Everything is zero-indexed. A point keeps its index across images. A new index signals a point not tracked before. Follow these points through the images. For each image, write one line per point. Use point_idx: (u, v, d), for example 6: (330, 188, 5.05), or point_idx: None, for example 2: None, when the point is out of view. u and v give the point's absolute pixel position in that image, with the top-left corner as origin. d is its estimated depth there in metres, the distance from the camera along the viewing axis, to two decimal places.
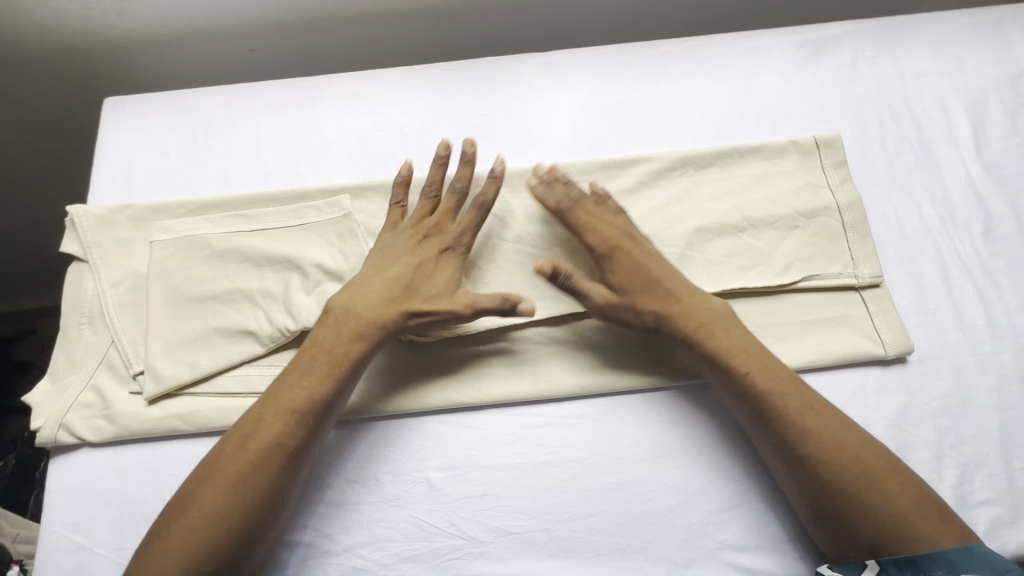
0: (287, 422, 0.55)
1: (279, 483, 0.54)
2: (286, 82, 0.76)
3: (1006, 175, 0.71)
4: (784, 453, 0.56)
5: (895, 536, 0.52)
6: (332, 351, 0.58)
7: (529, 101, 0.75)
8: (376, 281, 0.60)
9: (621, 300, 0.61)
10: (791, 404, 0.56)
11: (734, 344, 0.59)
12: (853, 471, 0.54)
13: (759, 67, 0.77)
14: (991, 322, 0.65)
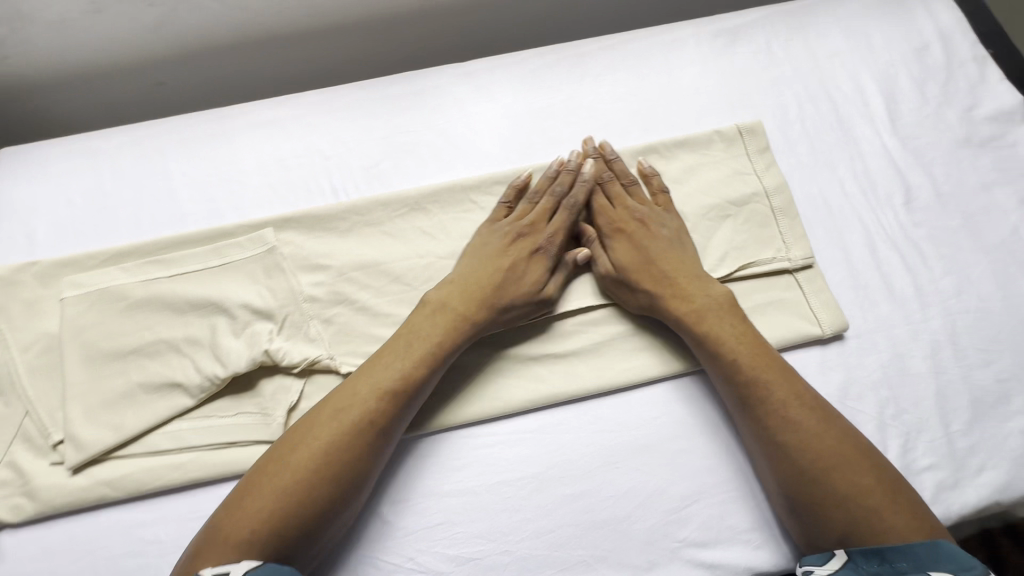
0: (385, 404, 0.54)
1: (355, 471, 0.52)
2: (202, 119, 0.73)
3: (921, 145, 0.73)
4: (767, 437, 0.56)
5: (865, 527, 0.51)
6: (426, 337, 0.58)
7: (458, 112, 0.73)
8: (488, 275, 0.62)
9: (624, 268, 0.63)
10: (784, 390, 0.57)
11: (733, 329, 0.60)
12: (838, 456, 0.54)
13: (677, 60, 0.77)
14: (922, 290, 0.66)
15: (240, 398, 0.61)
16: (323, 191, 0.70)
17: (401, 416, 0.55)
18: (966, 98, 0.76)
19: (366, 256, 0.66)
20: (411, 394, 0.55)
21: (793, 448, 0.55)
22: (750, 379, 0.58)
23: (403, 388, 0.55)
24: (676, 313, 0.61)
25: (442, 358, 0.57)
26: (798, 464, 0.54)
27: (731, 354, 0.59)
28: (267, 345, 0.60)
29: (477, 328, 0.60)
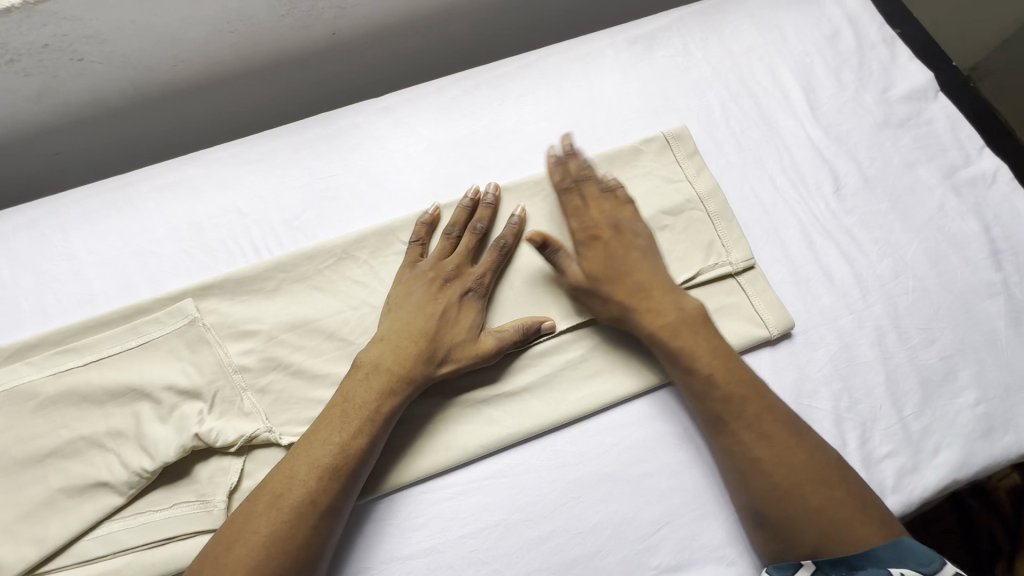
0: (326, 482, 0.52)
1: (305, 557, 0.50)
2: (103, 187, 0.68)
3: (843, 131, 0.74)
4: (738, 454, 0.55)
5: (833, 539, 0.51)
6: (360, 404, 0.55)
7: (378, 148, 0.70)
8: (418, 326, 0.59)
9: (598, 277, 0.62)
10: (750, 409, 0.56)
11: (704, 345, 0.58)
12: (790, 476, 0.53)
13: (597, 71, 0.76)
14: (859, 277, 0.67)
15: (174, 487, 0.57)
16: (244, 251, 0.66)
17: (346, 491, 0.53)
18: (881, 79, 0.76)
19: (297, 315, 0.62)
20: (353, 467, 0.53)
21: (759, 467, 0.54)
22: (721, 398, 0.56)
23: (343, 462, 0.53)
24: (650, 329, 0.60)
25: (380, 423, 0.55)
26: (766, 484, 0.54)
27: (696, 374, 0.58)
28: (198, 428, 0.56)
29: (413, 386, 0.57)
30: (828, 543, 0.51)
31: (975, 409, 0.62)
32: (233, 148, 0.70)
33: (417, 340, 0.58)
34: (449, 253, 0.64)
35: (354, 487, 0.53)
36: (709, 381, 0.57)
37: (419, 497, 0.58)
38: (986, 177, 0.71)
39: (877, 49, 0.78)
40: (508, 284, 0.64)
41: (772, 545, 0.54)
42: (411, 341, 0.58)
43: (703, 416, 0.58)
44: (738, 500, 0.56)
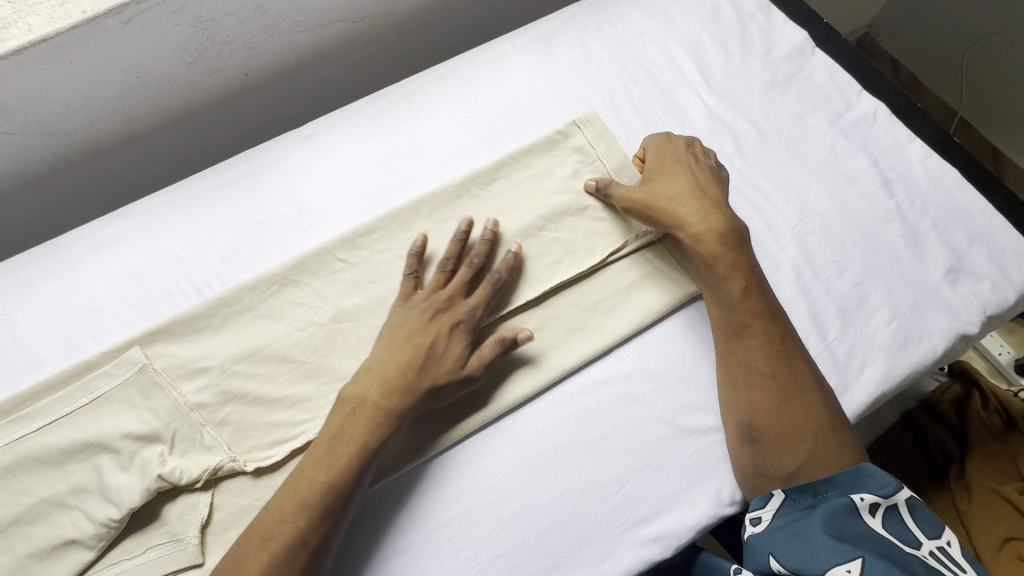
0: (314, 519, 0.53)
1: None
2: (33, 255, 0.69)
3: (736, 95, 0.80)
4: (745, 386, 0.60)
5: (813, 463, 0.57)
6: (348, 441, 0.56)
7: (306, 175, 0.73)
8: (401, 360, 0.59)
9: (658, 176, 0.69)
10: (761, 332, 0.61)
11: (737, 267, 0.63)
12: (791, 392, 0.59)
13: (504, 74, 0.80)
14: (770, 223, 0.72)
15: (145, 533, 0.57)
16: (186, 293, 0.67)
17: (334, 526, 0.54)
18: (763, 44, 0.83)
19: (246, 346, 0.64)
20: (342, 502, 0.54)
21: (762, 385, 0.59)
22: (744, 310, 0.62)
23: (332, 498, 0.54)
24: (692, 235, 0.64)
25: (368, 459, 0.55)
26: (764, 400, 0.59)
27: (720, 288, 0.63)
28: (161, 469, 0.57)
29: (399, 420, 0.57)
30: (809, 465, 0.57)
31: (891, 326, 0.67)
32: (164, 199, 0.72)
33: (402, 375, 0.58)
34: (444, 283, 0.64)
35: (343, 521, 0.54)
36: (725, 291, 0.63)
37: (397, 490, 0.59)
38: (869, 116, 0.78)
39: (755, 17, 0.85)
40: (497, 312, 0.65)
41: (756, 464, 0.59)
42: (399, 375, 0.58)
43: (724, 326, 0.63)
44: (733, 419, 0.61)
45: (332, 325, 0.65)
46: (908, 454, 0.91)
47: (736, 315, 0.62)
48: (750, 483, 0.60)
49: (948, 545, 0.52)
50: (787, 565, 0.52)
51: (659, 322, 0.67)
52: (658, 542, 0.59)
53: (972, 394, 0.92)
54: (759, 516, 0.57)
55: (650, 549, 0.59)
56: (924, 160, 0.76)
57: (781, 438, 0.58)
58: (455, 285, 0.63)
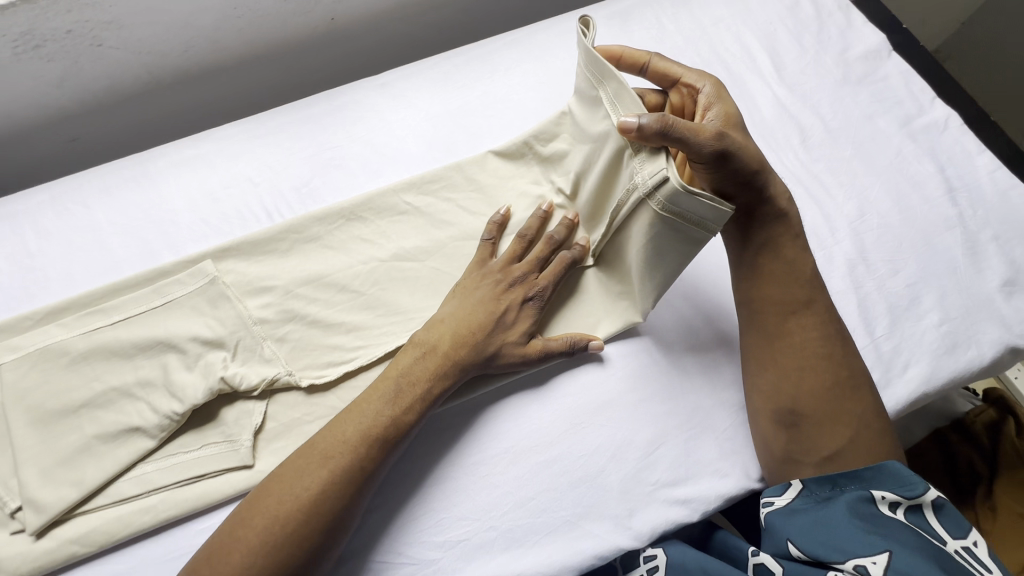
0: (376, 451, 0.55)
1: (349, 514, 0.54)
2: (119, 165, 0.73)
3: (807, 89, 0.80)
4: (793, 370, 0.60)
5: (852, 445, 0.58)
6: (416, 381, 0.58)
7: (378, 120, 0.76)
8: (478, 320, 0.61)
9: (734, 127, 0.58)
10: (814, 317, 0.61)
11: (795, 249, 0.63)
12: (840, 380, 0.60)
13: (579, 46, 0.82)
14: (829, 216, 0.72)
15: (202, 430, 0.60)
16: (258, 217, 0.71)
17: (387, 460, 0.56)
18: (839, 42, 0.83)
19: (309, 271, 0.67)
20: (401, 438, 0.57)
21: (813, 370, 0.60)
22: (802, 289, 0.62)
23: (394, 432, 0.56)
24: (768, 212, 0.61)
25: (432, 402, 0.58)
26: (818, 384, 0.60)
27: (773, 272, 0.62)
28: (223, 373, 0.60)
29: (463, 372, 0.60)
30: (847, 453, 0.58)
31: (940, 329, 0.68)
32: (243, 128, 0.75)
33: (478, 333, 0.61)
34: (519, 257, 0.65)
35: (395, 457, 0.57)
36: (790, 274, 0.61)
37: (483, 402, 0.63)
38: (940, 123, 0.78)
39: (833, 16, 0.85)
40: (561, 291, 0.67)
41: (788, 449, 0.60)
42: (468, 331, 0.61)
43: (782, 299, 0.61)
44: (772, 404, 0.60)
45: (393, 262, 0.68)
46: (933, 471, 0.90)
47: (792, 300, 0.61)
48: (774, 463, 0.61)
49: (974, 546, 0.52)
50: (804, 548, 0.54)
51: (707, 297, 0.69)
52: (686, 505, 0.60)
53: (1008, 419, 0.89)
54: (772, 501, 0.58)
55: (677, 510, 0.60)
56: (992, 172, 0.76)
57: (825, 421, 0.59)
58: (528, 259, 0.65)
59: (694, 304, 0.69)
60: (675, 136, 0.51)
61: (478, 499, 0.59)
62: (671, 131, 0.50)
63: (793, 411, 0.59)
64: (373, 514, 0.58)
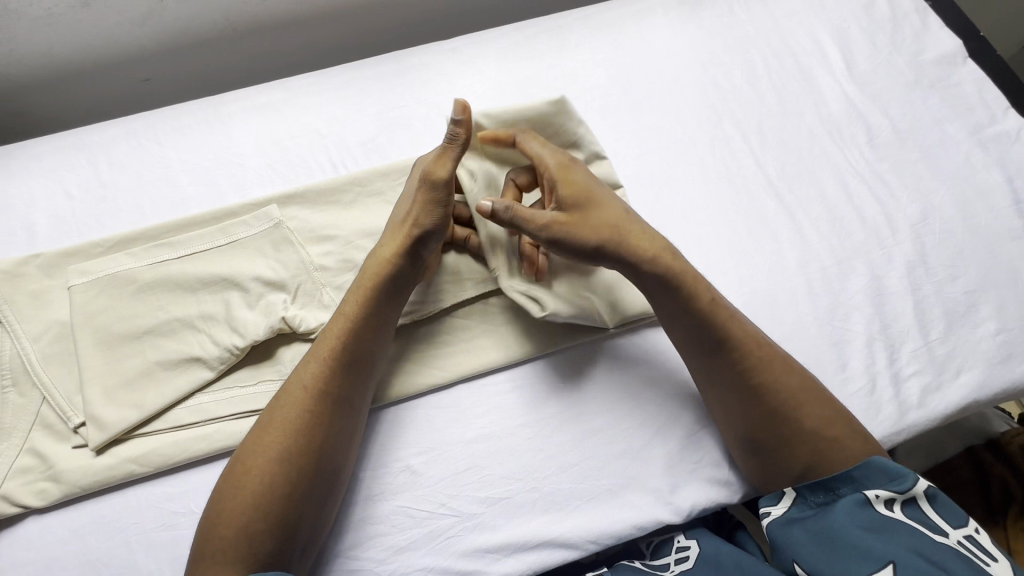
0: (325, 372, 0.54)
1: (322, 440, 0.53)
2: (193, 106, 0.74)
3: (877, 89, 0.79)
4: (730, 402, 0.58)
5: (824, 456, 0.54)
6: (342, 304, 0.57)
7: (446, 84, 0.76)
8: (394, 240, 0.58)
9: (575, 205, 0.59)
10: (747, 350, 0.57)
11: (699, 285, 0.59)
12: (788, 405, 0.56)
13: (648, 27, 0.81)
14: (892, 218, 0.72)
15: (259, 367, 0.62)
16: (323, 168, 0.72)
17: (343, 380, 0.55)
18: (914, 45, 0.82)
19: (371, 224, 0.68)
20: (348, 355, 0.55)
21: (757, 396, 0.56)
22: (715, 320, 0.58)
23: (337, 351, 0.55)
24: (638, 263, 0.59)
25: (364, 317, 0.56)
26: (763, 412, 0.56)
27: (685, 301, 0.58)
28: (284, 313, 0.61)
29: (390, 282, 0.57)
30: (824, 464, 0.54)
31: (996, 338, 0.67)
32: (312, 80, 0.76)
33: (395, 248, 0.58)
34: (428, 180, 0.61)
35: (354, 376, 0.55)
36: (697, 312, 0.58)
37: (538, 368, 0.63)
38: (1012, 133, 0.77)
39: (910, 17, 0.84)
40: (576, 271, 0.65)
41: (764, 476, 0.58)
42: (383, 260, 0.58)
43: (696, 344, 0.59)
44: (731, 436, 0.59)
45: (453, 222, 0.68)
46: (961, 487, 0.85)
47: (705, 326, 0.58)
48: (761, 483, 0.59)
49: (977, 532, 0.46)
50: (808, 568, 0.50)
51: (762, 286, 0.68)
52: (727, 487, 0.61)
53: None
54: (768, 512, 0.55)
55: (718, 491, 0.60)
56: None
57: (778, 443, 0.56)
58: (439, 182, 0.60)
59: (747, 291, 0.67)
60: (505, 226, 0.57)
61: (522, 460, 0.60)
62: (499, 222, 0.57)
63: (756, 435, 0.57)
64: (416, 462, 0.59)
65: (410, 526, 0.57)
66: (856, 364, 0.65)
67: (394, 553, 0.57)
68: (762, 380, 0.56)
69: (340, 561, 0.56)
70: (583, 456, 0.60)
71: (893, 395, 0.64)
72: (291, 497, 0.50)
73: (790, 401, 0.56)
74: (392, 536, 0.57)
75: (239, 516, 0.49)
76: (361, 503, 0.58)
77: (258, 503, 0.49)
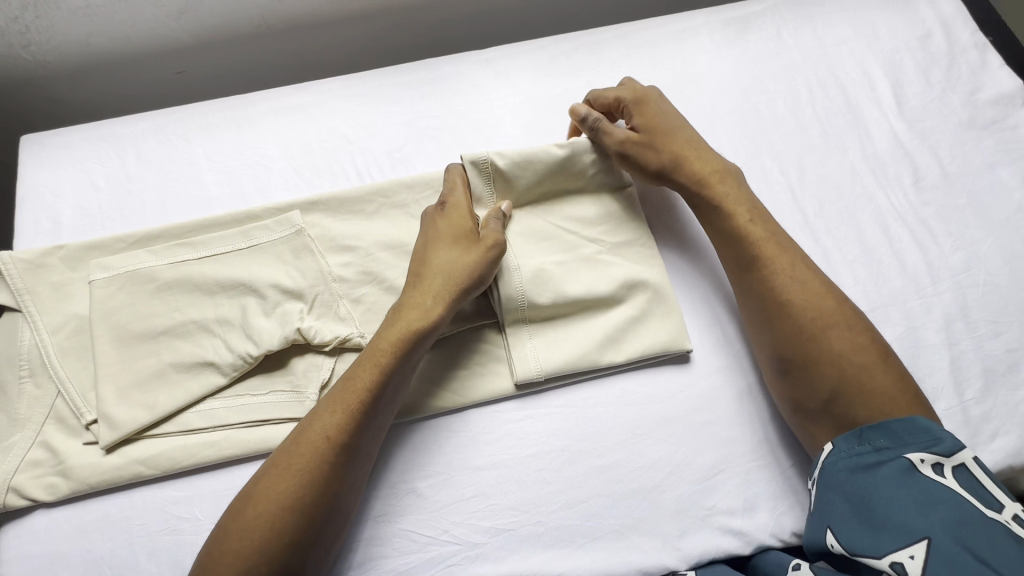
0: (348, 420, 0.53)
1: (337, 489, 0.52)
2: (222, 103, 0.74)
3: (927, 128, 0.75)
4: (766, 303, 0.59)
5: (851, 381, 0.54)
6: (376, 349, 0.56)
7: (478, 95, 0.75)
8: (437, 290, 0.58)
9: (649, 129, 0.66)
10: (783, 261, 0.59)
11: (741, 204, 0.63)
12: (818, 323, 0.57)
13: (691, 47, 0.78)
14: (934, 267, 0.68)
15: (271, 376, 0.61)
16: (348, 175, 0.71)
17: (367, 431, 0.54)
18: (970, 82, 0.78)
19: (393, 237, 0.66)
20: (378, 407, 0.55)
21: (785, 312, 0.58)
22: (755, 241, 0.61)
23: (369, 401, 0.54)
24: (686, 176, 0.64)
25: (400, 368, 0.56)
26: (792, 324, 0.57)
27: (729, 197, 0.63)
28: (299, 324, 0.61)
29: (428, 336, 0.57)
30: (854, 400, 0.54)
31: None
32: (343, 84, 0.75)
33: (438, 300, 0.58)
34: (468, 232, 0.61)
35: (376, 429, 0.55)
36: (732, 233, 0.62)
37: (552, 399, 0.62)
38: None
39: (968, 51, 0.79)
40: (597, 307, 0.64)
41: (792, 397, 0.58)
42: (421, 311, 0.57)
43: (735, 256, 0.62)
44: (766, 352, 0.60)
45: None
46: None
47: (748, 238, 0.61)
48: (789, 413, 0.59)
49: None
50: (843, 541, 0.49)
51: None
52: (739, 538, 0.58)
53: None
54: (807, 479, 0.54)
55: (729, 540, 0.58)
56: None
57: (810, 356, 0.56)
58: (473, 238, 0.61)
59: None
60: (588, 135, 0.67)
61: (530, 492, 0.58)
62: (584, 129, 0.67)
63: (785, 351, 0.57)
64: (422, 486, 0.58)
65: (410, 552, 0.56)
66: None
67: None
68: (793, 302, 0.58)
69: None
70: (592, 494, 0.59)
71: None
72: (296, 540, 0.50)
73: (820, 328, 0.56)
74: (391, 560, 0.56)
75: (240, 546, 0.48)
76: (363, 524, 0.57)
77: (263, 548, 0.48)
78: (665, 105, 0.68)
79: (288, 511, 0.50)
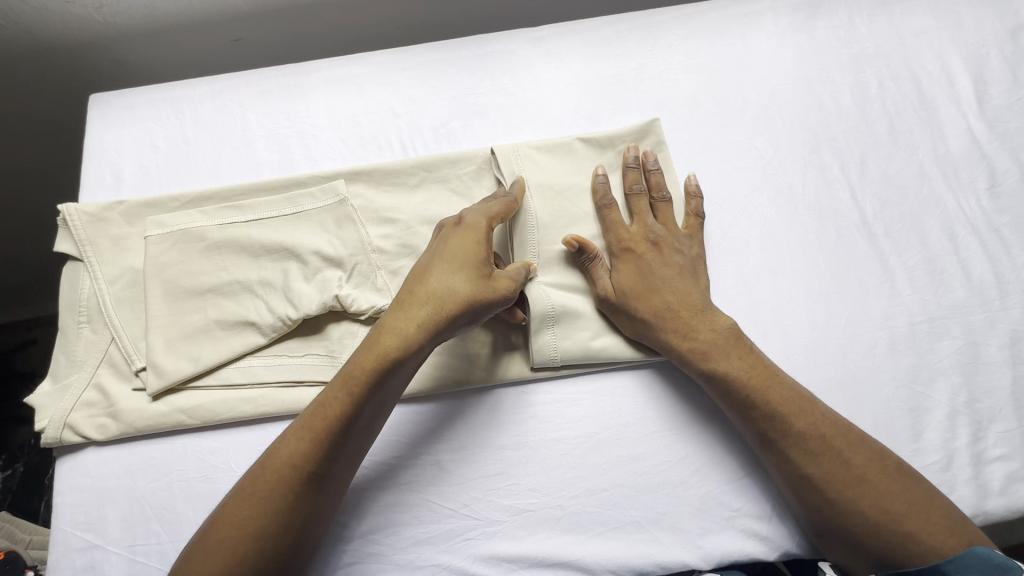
0: (313, 447, 0.51)
1: (303, 512, 0.51)
2: (276, 70, 0.75)
3: (1009, 129, 0.70)
4: (787, 466, 0.54)
5: (881, 536, 0.51)
6: (350, 375, 0.52)
7: (527, 73, 0.73)
8: (421, 318, 0.53)
9: (632, 262, 0.61)
10: (798, 425, 0.54)
11: (739, 365, 0.56)
12: (847, 491, 0.52)
13: (754, 33, 0.74)
14: (1004, 280, 0.64)
15: (309, 340, 0.63)
16: (394, 149, 0.71)
17: (337, 458, 0.52)
18: None
19: (433, 212, 0.67)
20: (349, 432, 0.52)
21: (810, 479, 0.53)
22: (756, 407, 0.55)
23: (337, 430, 0.51)
24: (676, 351, 0.58)
25: (373, 396, 0.52)
26: (820, 488, 0.53)
27: (725, 361, 0.57)
28: (338, 291, 0.62)
29: (403, 367, 0.53)
30: (892, 557, 0.51)
31: None
32: (392, 56, 0.75)
33: (417, 328, 0.53)
34: (479, 258, 0.55)
35: (349, 456, 0.53)
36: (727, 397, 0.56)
37: (580, 386, 0.61)
38: None
39: None
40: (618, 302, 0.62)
41: (826, 549, 0.55)
42: (399, 344, 0.52)
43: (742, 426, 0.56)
44: (795, 506, 0.55)
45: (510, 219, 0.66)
46: None
47: (750, 406, 0.55)
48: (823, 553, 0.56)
49: None
50: None
51: (838, 333, 0.62)
52: (764, 542, 0.57)
53: None
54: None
55: (754, 544, 0.57)
56: None
57: (835, 515, 0.52)
58: (479, 264, 0.55)
59: (821, 336, 0.62)
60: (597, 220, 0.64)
61: (552, 475, 0.58)
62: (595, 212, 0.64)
63: (815, 518, 0.54)
64: (447, 458, 0.59)
65: (427, 523, 0.57)
66: (932, 436, 0.59)
67: (411, 545, 0.57)
68: (805, 462, 0.53)
69: (359, 541, 0.57)
70: (614, 483, 0.58)
71: (972, 477, 0.57)
72: (266, 553, 0.49)
73: (846, 490, 0.52)
74: (412, 526, 0.58)
75: (232, 525, 0.49)
76: (386, 490, 0.58)
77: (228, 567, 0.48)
78: (655, 254, 0.61)
79: (256, 524, 0.49)
